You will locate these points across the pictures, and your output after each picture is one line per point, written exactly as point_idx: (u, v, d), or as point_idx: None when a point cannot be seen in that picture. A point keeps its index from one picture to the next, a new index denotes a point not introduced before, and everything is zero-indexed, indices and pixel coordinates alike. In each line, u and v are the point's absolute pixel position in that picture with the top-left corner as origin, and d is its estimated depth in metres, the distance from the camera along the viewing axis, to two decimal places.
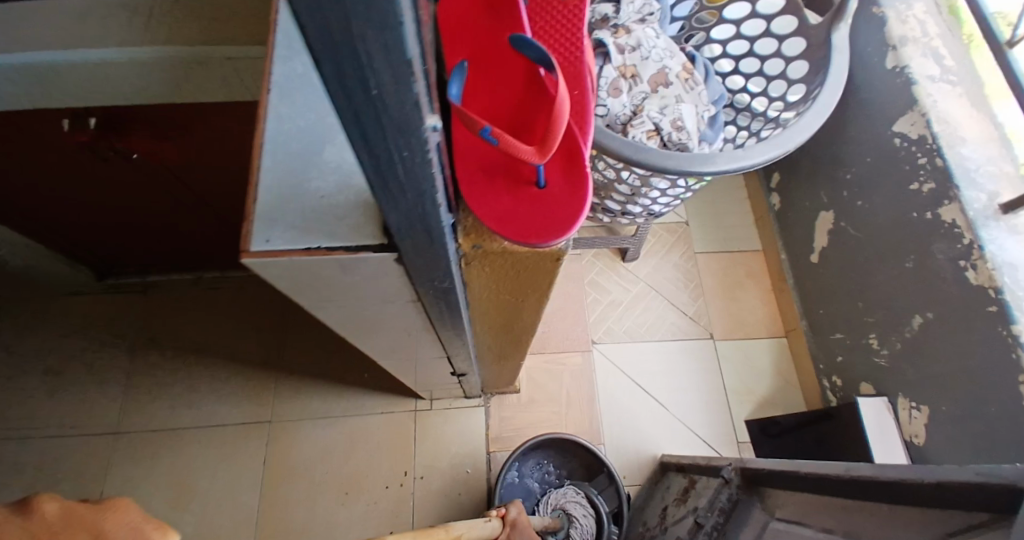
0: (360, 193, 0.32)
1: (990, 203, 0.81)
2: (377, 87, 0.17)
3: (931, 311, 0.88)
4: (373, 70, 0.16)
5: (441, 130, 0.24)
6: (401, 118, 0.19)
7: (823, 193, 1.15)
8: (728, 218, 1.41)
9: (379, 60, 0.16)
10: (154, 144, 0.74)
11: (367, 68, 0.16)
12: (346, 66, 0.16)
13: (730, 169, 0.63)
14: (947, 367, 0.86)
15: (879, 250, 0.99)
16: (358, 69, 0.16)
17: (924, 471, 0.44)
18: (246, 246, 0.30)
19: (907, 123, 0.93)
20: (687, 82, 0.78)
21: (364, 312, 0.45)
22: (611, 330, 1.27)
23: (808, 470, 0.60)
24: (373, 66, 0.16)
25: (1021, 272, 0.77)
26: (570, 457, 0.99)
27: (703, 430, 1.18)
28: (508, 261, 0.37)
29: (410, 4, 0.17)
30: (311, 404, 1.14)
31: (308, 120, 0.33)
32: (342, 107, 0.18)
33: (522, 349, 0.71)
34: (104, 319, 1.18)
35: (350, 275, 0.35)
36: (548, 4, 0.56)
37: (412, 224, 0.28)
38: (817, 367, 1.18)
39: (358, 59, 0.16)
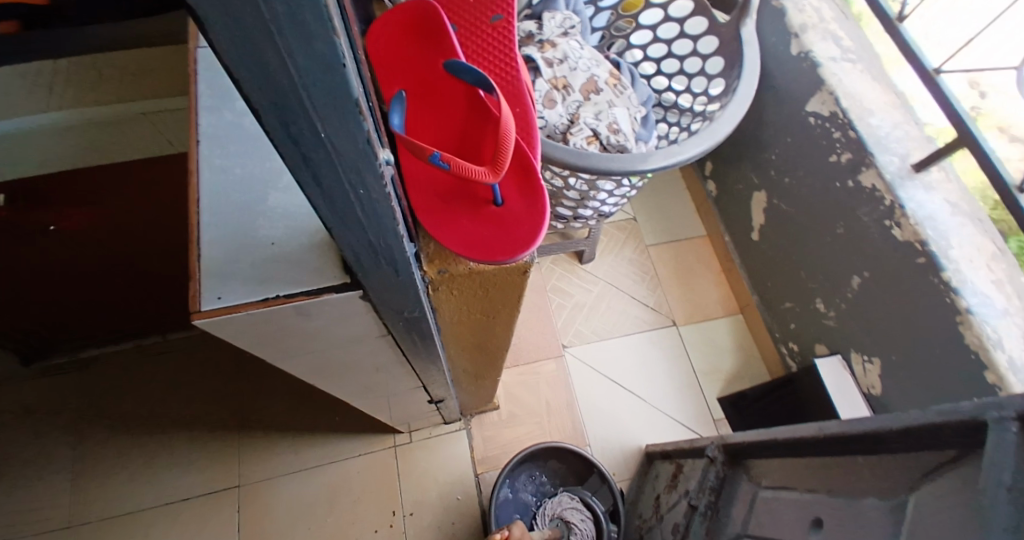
0: (312, 236, 0.31)
1: (903, 164, 0.89)
2: (324, 128, 0.17)
3: (867, 270, 0.95)
4: (318, 112, 0.16)
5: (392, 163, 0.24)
6: (353, 156, 0.19)
7: (753, 174, 1.22)
8: (672, 208, 1.47)
9: (323, 100, 0.16)
10: (74, 209, 0.71)
11: (312, 109, 0.16)
12: (289, 114, 0.16)
13: (669, 164, 0.66)
14: (889, 319, 0.92)
15: (811, 221, 1.06)
16: (303, 114, 0.16)
17: (889, 420, 0.48)
18: (196, 306, 0.29)
19: (818, 102, 1.00)
20: (615, 86, 0.81)
21: (332, 356, 0.43)
22: (579, 333, 1.30)
23: (783, 437, 0.64)
24: (317, 109, 0.16)
25: (938, 223, 0.84)
26: (560, 464, 0.99)
27: (680, 414, 1.22)
28: (475, 280, 0.37)
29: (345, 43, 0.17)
30: (282, 459, 1.07)
31: (249, 173, 0.33)
32: (291, 156, 0.18)
33: (497, 365, 0.70)
34: (35, 408, 1.07)
35: (314, 321, 0.34)
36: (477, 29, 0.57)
37: (376, 260, 0.27)
38: (774, 337, 1.24)
39: (300, 103, 0.16)
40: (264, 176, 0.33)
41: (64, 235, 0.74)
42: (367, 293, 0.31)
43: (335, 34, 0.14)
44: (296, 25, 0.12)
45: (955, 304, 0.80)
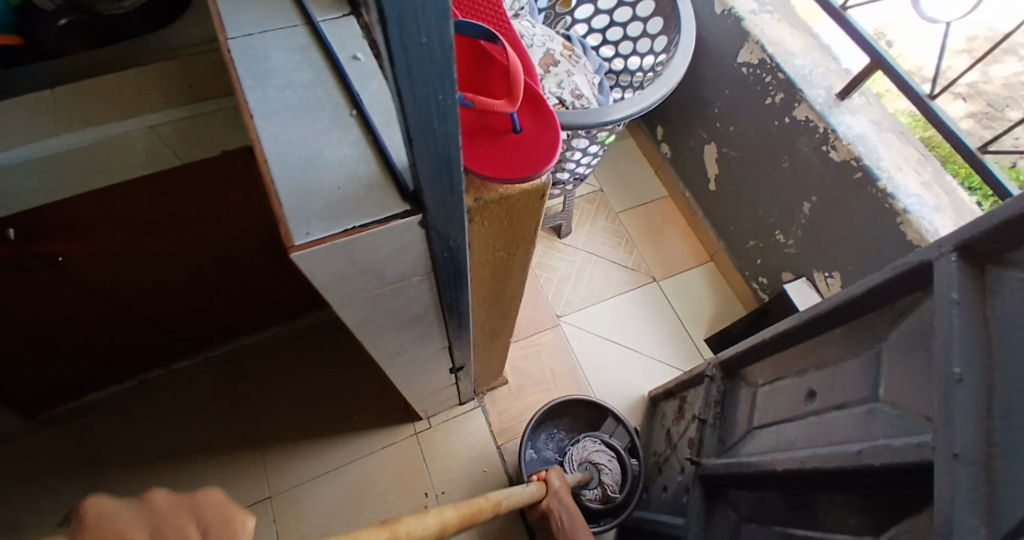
0: (368, 176, 0.37)
1: (829, 95, 1.01)
2: (425, 38, 0.23)
3: (814, 195, 1.06)
4: (426, 31, 0.22)
5: None
6: (443, 67, 0.25)
7: (701, 129, 1.32)
8: (633, 176, 1.57)
9: (432, 21, 0.22)
10: (79, 240, 0.70)
11: (422, 28, 0.22)
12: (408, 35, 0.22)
13: (634, 113, 0.75)
14: (840, 234, 1.04)
15: (758, 161, 1.17)
16: (416, 27, 0.22)
17: (858, 287, 0.56)
18: (291, 242, 0.34)
19: (747, 53, 1.11)
20: (570, 57, 0.89)
21: (380, 304, 0.48)
22: (569, 302, 1.37)
23: (771, 335, 0.73)
24: (427, 22, 0.22)
25: (868, 141, 0.96)
26: (574, 418, 1.08)
27: (672, 359, 1.32)
28: (503, 208, 0.43)
29: None
30: (307, 465, 1.10)
31: (300, 131, 0.37)
32: (399, 72, 0.24)
33: (510, 320, 0.77)
34: (43, 462, 1.06)
35: (376, 255, 0.39)
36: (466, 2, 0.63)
37: (438, 173, 0.33)
38: (743, 275, 1.35)
39: (417, 24, 0.21)
40: (316, 133, 0.37)
41: (69, 267, 0.73)
42: (425, 218, 0.37)
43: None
44: None
45: (893, 208, 0.91)
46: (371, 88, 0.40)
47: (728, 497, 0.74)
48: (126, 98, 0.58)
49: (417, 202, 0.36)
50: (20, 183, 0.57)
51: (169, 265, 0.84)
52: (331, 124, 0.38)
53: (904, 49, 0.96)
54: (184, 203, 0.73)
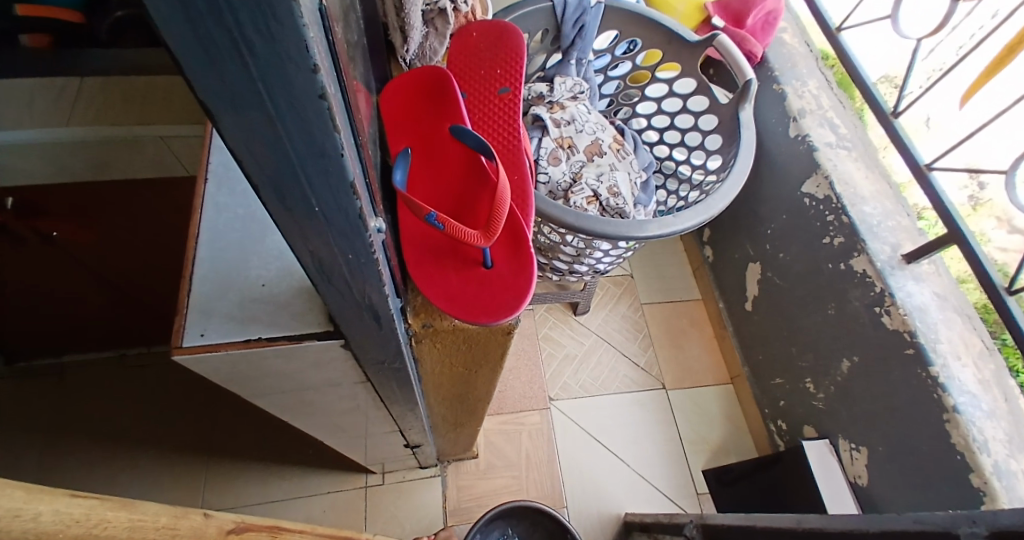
0: (301, 279, 0.32)
1: (894, 253, 0.91)
2: (317, 202, 0.18)
3: (855, 355, 0.94)
4: (312, 183, 0.17)
5: (385, 229, 0.25)
6: (341, 211, 0.19)
7: (749, 244, 1.23)
8: (669, 270, 1.48)
9: (321, 177, 0.17)
10: (79, 220, 0.71)
11: (303, 178, 0.17)
12: (286, 186, 0.17)
13: (656, 233, 0.65)
14: (872, 406, 0.91)
15: (801, 298, 1.07)
16: (298, 189, 0.17)
17: (867, 521, 0.45)
18: (178, 341, 0.29)
19: (813, 184, 1.03)
20: (618, 152, 0.84)
21: (310, 397, 0.42)
22: (567, 386, 1.30)
23: (763, 524, 0.59)
24: (313, 186, 0.17)
25: (928, 314, 0.85)
26: (534, 527, 0.97)
27: (660, 481, 1.19)
28: (459, 337, 0.37)
29: (350, 131, 0.18)
30: (250, 490, 1.05)
31: (246, 211, 0.34)
32: (277, 211, 0.18)
33: (476, 415, 0.70)
34: (12, 410, 1.08)
35: (290, 366, 0.34)
36: (485, 94, 0.59)
37: (359, 315, 0.28)
38: (762, 411, 1.22)
39: (292, 170, 0.16)
40: (264, 218, 0.33)
41: (64, 245, 0.74)
42: (350, 343, 0.31)
43: (329, 106, 0.14)
44: (292, 111, 0.14)
45: (942, 401, 0.78)
46: None
47: None
48: (153, 108, 0.59)
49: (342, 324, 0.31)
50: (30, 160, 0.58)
51: (161, 260, 0.83)
52: None
53: (996, 196, 0.85)
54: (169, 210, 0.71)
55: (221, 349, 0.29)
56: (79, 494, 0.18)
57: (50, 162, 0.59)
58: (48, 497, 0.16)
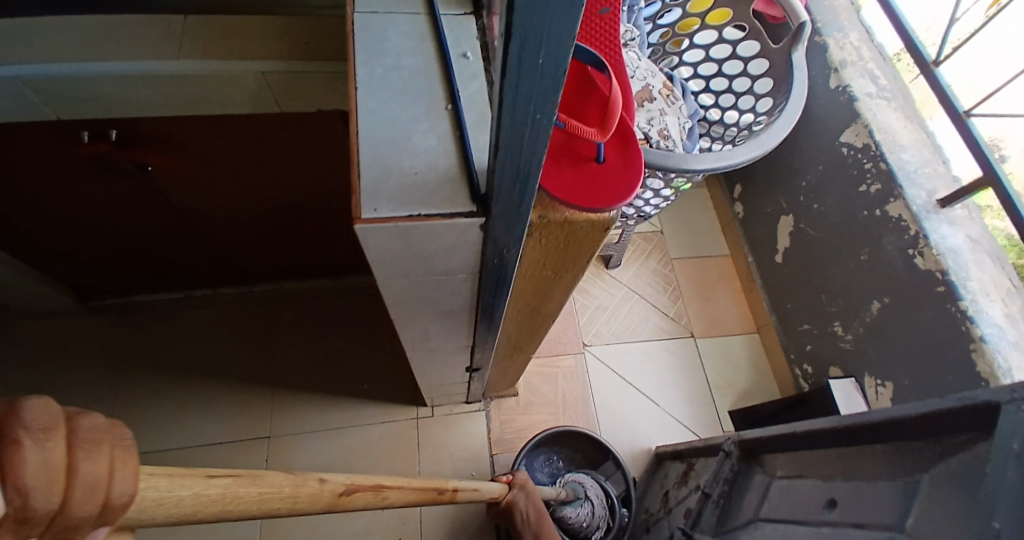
0: (446, 170, 0.37)
1: (929, 199, 0.95)
2: (543, 57, 0.23)
3: (886, 296, 0.99)
4: (548, 41, 0.22)
5: None
6: (552, 83, 0.24)
7: (782, 198, 1.27)
8: (699, 226, 1.53)
9: (556, 36, 0.21)
10: (170, 157, 0.76)
11: (544, 37, 0.21)
12: (530, 40, 0.21)
13: (719, 167, 0.70)
14: (899, 343, 0.97)
15: (836, 246, 1.11)
16: (536, 43, 0.22)
17: (906, 407, 0.51)
18: (357, 214, 0.35)
19: (852, 134, 1.07)
20: (668, 97, 0.88)
21: (424, 288, 0.49)
22: (600, 333, 1.36)
23: (800, 428, 0.66)
24: (548, 44, 0.22)
25: (960, 255, 0.89)
26: (577, 451, 1.06)
27: (689, 420, 1.27)
28: (564, 231, 0.42)
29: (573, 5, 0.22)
30: (312, 418, 1.13)
31: (394, 113, 0.38)
32: (511, 62, 0.23)
33: (537, 337, 0.77)
34: (88, 343, 1.17)
35: (432, 246, 0.40)
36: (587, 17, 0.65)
37: (512, 187, 0.33)
38: (788, 357, 1.28)
39: (542, 26, 0.21)
40: (406, 119, 0.38)
41: (155, 180, 0.80)
42: (487, 222, 0.37)
43: None
44: None
45: (970, 333, 0.84)
46: (471, 88, 0.41)
47: None
48: (249, 41, 0.61)
49: (483, 206, 0.37)
50: (137, 94, 0.62)
51: (237, 199, 0.90)
52: (422, 112, 0.38)
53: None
54: (254, 147, 0.77)
55: (388, 221, 0.35)
56: (217, 475, 0.26)
57: (153, 95, 0.62)
58: (189, 484, 0.24)
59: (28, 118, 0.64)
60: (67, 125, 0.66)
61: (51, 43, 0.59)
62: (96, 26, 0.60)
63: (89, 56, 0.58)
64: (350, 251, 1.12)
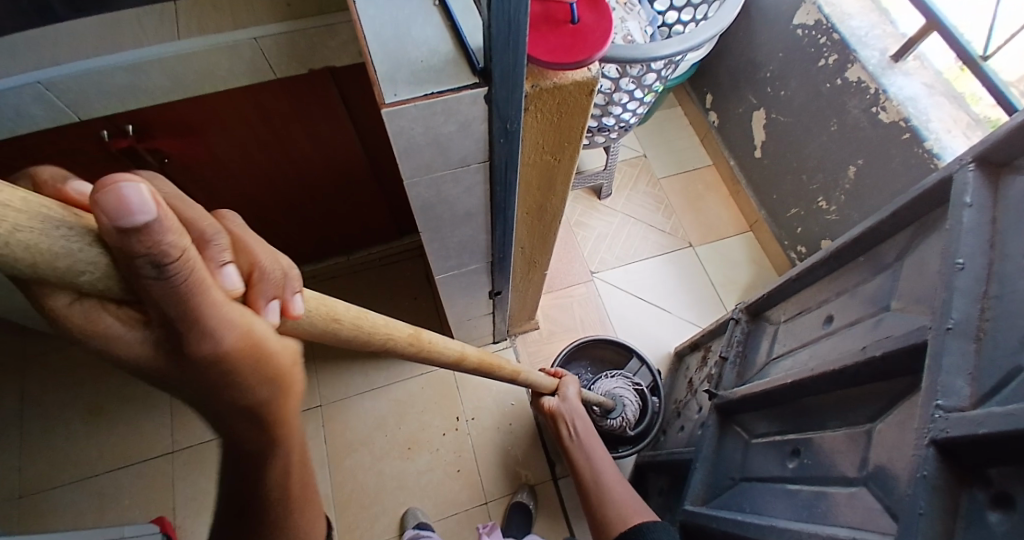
0: (447, 53, 0.44)
1: (883, 57, 1.01)
2: None
3: (859, 158, 1.07)
4: None
5: None
6: None
7: (751, 95, 1.34)
8: (680, 143, 1.59)
9: None
10: (183, 140, 0.82)
11: None
12: None
13: (686, 49, 0.76)
14: (877, 197, 1.05)
15: (808, 126, 1.18)
16: None
17: (883, 212, 0.58)
18: (382, 100, 0.42)
19: (803, 15, 1.13)
20: (626, 5, 0.94)
21: (444, 184, 0.56)
22: (605, 259, 1.43)
23: (796, 272, 0.73)
24: None
25: (920, 102, 0.96)
26: (603, 360, 1.14)
27: (701, 320, 1.35)
28: (556, 99, 0.49)
29: None
30: (355, 381, 1.21)
31: (395, 14, 0.44)
32: None
33: (548, 245, 0.84)
34: None
35: (447, 127, 0.46)
36: None
37: (506, 45, 0.39)
38: (782, 244, 1.36)
39: None
40: (405, 16, 0.44)
41: (174, 166, 0.87)
42: (490, 93, 0.44)
43: None
44: None
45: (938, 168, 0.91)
46: None
47: (737, 420, 0.76)
48: (239, 12, 0.67)
49: (485, 77, 0.43)
50: (150, 81, 0.68)
51: (247, 182, 0.96)
52: (419, 8, 0.44)
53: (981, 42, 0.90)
54: (255, 122, 0.83)
55: (409, 101, 0.42)
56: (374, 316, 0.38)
57: (163, 81, 0.68)
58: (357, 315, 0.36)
59: (55, 126, 0.70)
60: (89, 126, 0.72)
61: (66, 45, 0.64)
62: (101, 23, 0.66)
63: (103, 51, 0.64)
64: (359, 219, 1.19)
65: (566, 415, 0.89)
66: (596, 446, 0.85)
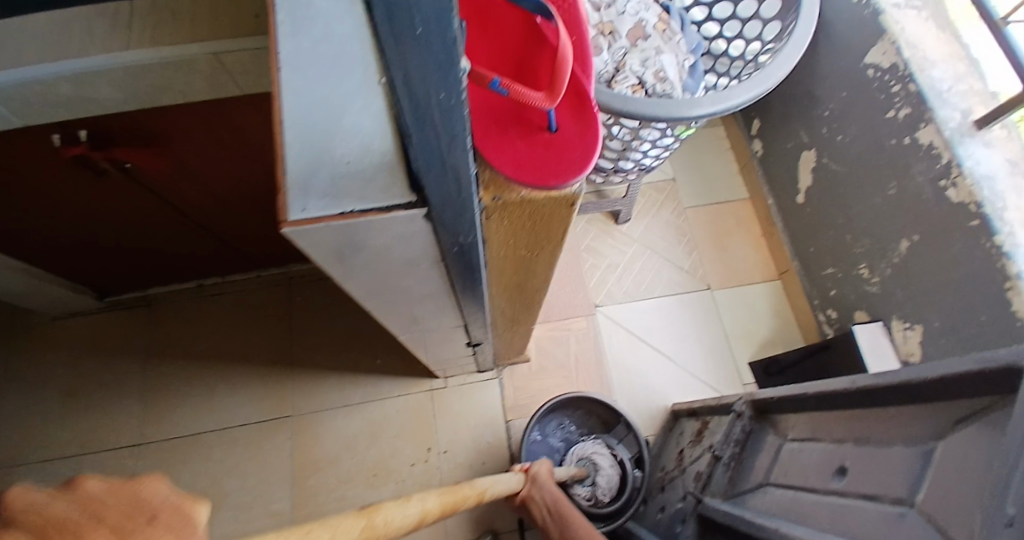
0: (383, 155, 0.33)
1: (964, 120, 0.85)
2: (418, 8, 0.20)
3: (915, 233, 0.93)
4: None
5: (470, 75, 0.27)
6: (443, 54, 0.22)
7: (803, 132, 1.18)
8: (715, 170, 1.44)
9: None
10: (148, 150, 0.75)
11: None
12: None
13: (720, 110, 0.64)
14: (930, 283, 0.91)
15: (863, 182, 1.03)
16: None
17: (924, 369, 0.47)
18: (285, 216, 0.32)
19: (878, 53, 0.97)
20: (664, 32, 0.81)
21: (391, 277, 0.47)
22: (612, 292, 1.33)
23: (814, 389, 0.62)
24: None
25: (997, 182, 0.81)
26: (589, 414, 1.05)
27: (707, 374, 1.24)
28: (525, 211, 0.39)
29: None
30: (330, 395, 1.16)
31: (324, 89, 0.31)
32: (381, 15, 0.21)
33: (534, 309, 0.74)
34: (112, 337, 1.21)
35: (379, 238, 0.37)
36: None
37: (443, 175, 0.30)
38: (811, 303, 1.23)
39: None
40: (340, 94, 0.31)
41: (138, 173, 0.79)
42: (430, 213, 0.35)
43: None
44: None
45: (1005, 270, 0.77)
46: None
47: None
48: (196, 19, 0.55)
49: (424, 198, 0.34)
50: (95, 93, 0.59)
51: (221, 190, 0.88)
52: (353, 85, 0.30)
53: None
54: (226, 134, 0.75)
55: (323, 220, 0.33)
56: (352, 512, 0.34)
57: (111, 93, 0.60)
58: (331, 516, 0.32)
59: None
60: (37, 130, 0.65)
61: None
62: None
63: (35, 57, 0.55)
64: None
65: (537, 498, 0.80)
66: (574, 518, 0.76)
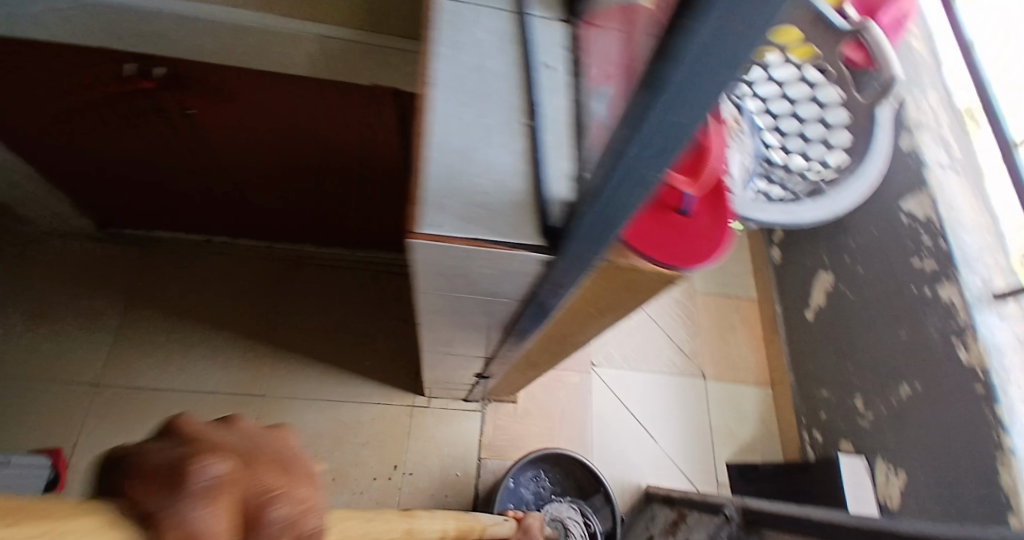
0: (516, 193, 0.34)
1: (985, 288, 0.90)
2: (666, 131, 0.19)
3: (918, 382, 0.96)
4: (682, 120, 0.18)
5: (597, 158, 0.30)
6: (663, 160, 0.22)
7: (825, 254, 1.23)
8: (732, 264, 1.48)
9: (692, 109, 0.18)
10: (217, 104, 0.74)
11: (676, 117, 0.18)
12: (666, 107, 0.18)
13: None
14: (924, 433, 0.94)
15: (876, 318, 1.07)
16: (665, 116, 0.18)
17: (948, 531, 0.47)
18: (415, 226, 0.33)
19: (915, 203, 1.02)
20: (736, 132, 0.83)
21: (458, 301, 0.46)
22: (610, 355, 1.32)
23: (817, 516, 0.63)
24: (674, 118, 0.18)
25: (1007, 355, 0.84)
26: (566, 474, 1.03)
27: (684, 463, 1.24)
28: (629, 278, 0.39)
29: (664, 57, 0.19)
30: (308, 386, 1.12)
31: (472, 121, 0.36)
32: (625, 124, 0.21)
33: (556, 359, 0.73)
34: (100, 269, 1.16)
35: (482, 267, 0.37)
36: None
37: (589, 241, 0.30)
38: (798, 419, 1.24)
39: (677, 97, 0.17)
40: (484, 126, 0.36)
41: (197, 122, 0.78)
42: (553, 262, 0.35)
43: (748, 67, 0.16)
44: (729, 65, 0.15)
45: (1002, 441, 0.79)
46: (554, 106, 0.38)
47: None
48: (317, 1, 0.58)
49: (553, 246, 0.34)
50: (193, 36, 0.59)
51: (270, 157, 0.87)
52: (501, 121, 0.36)
53: None
54: (299, 110, 0.74)
55: (447, 240, 0.33)
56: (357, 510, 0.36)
57: (207, 41, 0.59)
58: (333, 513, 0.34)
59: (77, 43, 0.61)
60: (118, 55, 0.64)
61: None
62: None
63: None
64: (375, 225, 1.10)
65: None
66: None
